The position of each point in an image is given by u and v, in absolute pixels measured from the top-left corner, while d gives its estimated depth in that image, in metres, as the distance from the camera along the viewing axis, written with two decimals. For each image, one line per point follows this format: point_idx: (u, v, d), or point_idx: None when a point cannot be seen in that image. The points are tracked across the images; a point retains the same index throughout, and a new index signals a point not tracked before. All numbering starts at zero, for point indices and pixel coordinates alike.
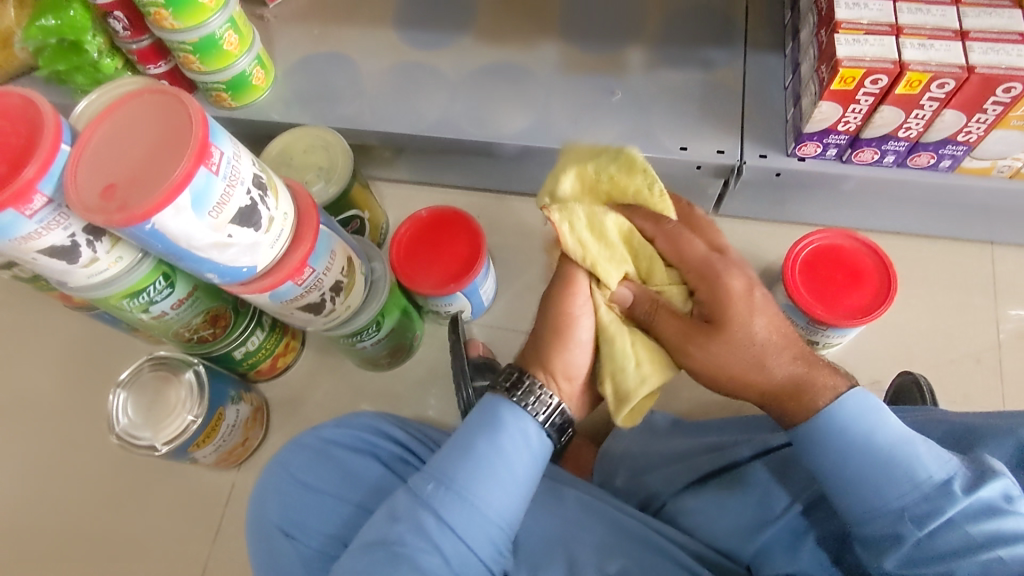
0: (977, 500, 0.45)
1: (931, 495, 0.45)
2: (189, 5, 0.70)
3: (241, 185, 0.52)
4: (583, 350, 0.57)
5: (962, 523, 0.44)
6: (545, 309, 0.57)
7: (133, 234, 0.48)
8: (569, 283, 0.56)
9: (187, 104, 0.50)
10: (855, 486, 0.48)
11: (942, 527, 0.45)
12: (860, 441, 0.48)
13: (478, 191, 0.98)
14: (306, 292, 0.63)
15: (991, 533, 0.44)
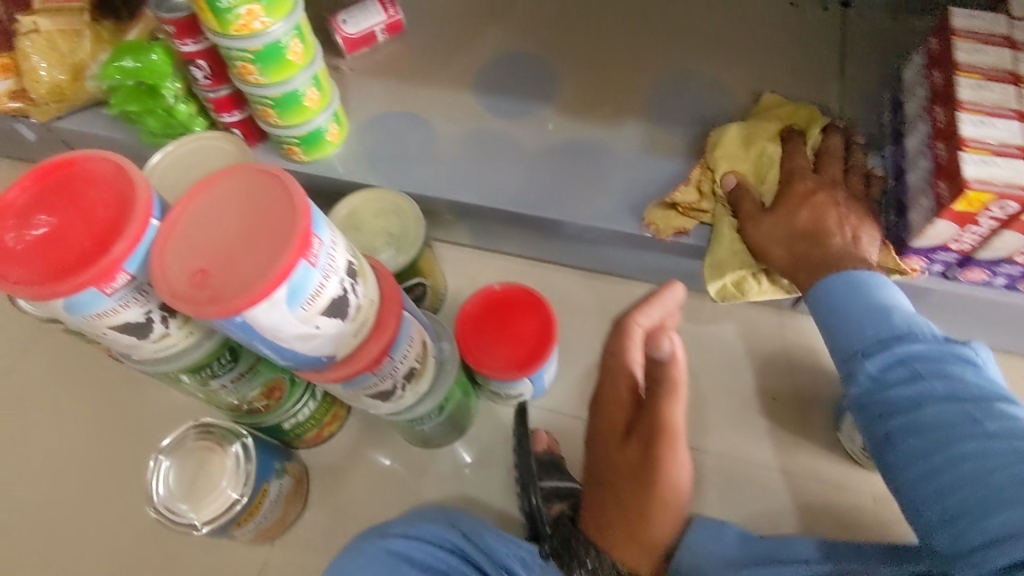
0: (925, 343, 0.55)
1: (886, 348, 0.56)
2: (277, 62, 0.67)
3: (336, 274, 0.48)
4: (670, 518, 0.62)
5: (916, 364, 0.55)
6: (651, 463, 0.59)
7: (220, 324, 0.44)
8: (673, 436, 0.59)
9: (289, 186, 0.45)
10: (837, 329, 0.60)
11: (899, 378, 0.55)
12: (840, 307, 0.60)
13: (540, 263, 0.94)
14: (380, 380, 0.58)
15: (958, 389, 0.53)
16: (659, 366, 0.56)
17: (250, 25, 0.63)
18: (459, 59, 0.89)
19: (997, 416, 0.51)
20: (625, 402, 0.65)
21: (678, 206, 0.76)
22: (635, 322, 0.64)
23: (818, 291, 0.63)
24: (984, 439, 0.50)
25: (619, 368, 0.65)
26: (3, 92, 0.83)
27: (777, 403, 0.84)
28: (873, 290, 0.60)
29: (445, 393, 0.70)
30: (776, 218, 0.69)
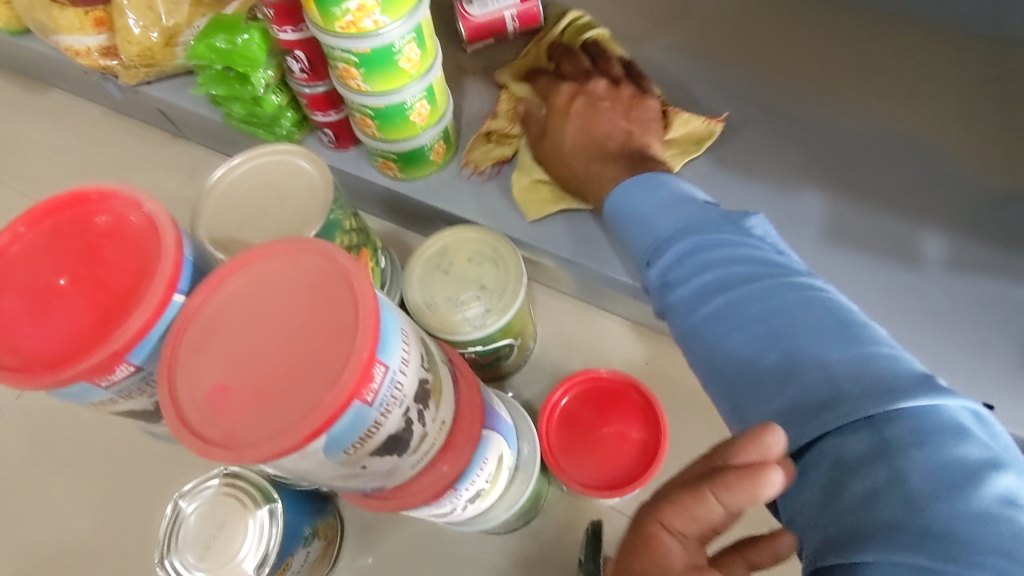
0: (709, 235, 0.48)
1: (671, 247, 0.49)
2: (387, 70, 0.55)
3: (400, 406, 0.35)
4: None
5: (696, 259, 0.47)
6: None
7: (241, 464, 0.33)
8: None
9: (355, 286, 0.33)
10: (631, 239, 0.54)
11: (681, 277, 0.47)
12: (630, 213, 0.55)
13: (650, 332, 0.77)
14: (438, 508, 0.46)
15: (734, 275, 0.45)
16: None
17: (360, 24, 0.51)
18: None
19: (759, 298, 0.42)
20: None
21: (492, 137, 0.71)
22: (660, 531, 0.33)
23: (612, 194, 0.57)
24: (749, 326, 0.41)
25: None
26: (93, 48, 0.75)
27: None
28: (660, 188, 0.55)
29: (516, 501, 0.57)
30: (552, 140, 0.67)
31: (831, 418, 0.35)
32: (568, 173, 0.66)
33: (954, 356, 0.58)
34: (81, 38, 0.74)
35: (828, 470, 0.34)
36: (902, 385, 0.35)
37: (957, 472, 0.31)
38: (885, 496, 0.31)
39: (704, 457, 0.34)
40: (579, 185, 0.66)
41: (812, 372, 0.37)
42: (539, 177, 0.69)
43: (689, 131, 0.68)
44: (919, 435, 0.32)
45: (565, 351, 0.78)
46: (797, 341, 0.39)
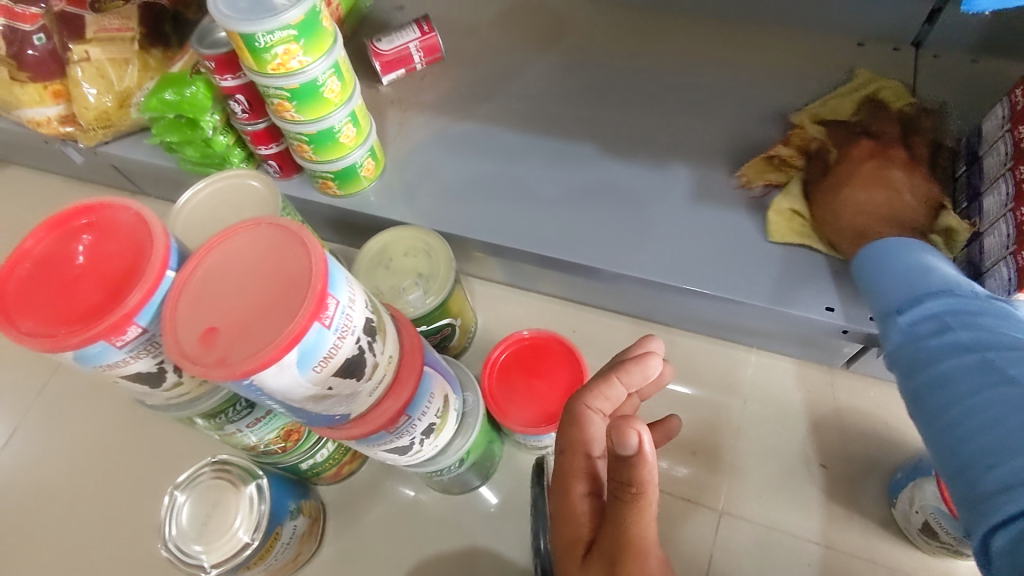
0: (965, 299, 0.54)
1: (922, 302, 0.55)
2: (314, 100, 0.67)
3: (352, 334, 0.46)
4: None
5: (949, 318, 0.53)
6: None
7: (234, 386, 0.43)
8: (645, 559, 0.44)
9: (307, 245, 0.44)
10: (880, 289, 0.60)
11: (930, 330, 0.53)
12: (887, 268, 0.60)
13: (575, 303, 0.90)
14: (397, 437, 0.56)
15: (978, 339, 0.50)
16: (624, 466, 0.43)
17: (287, 65, 0.63)
18: (503, 95, 0.88)
19: (1019, 362, 0.46)
20: (586, 513, 0.49)
21: (775, 160, 0.77)
22: (589, 410, 0.50)
23: (867, 249, 0.64)
24: (1006, 385, 0.45)
25: (576, 461, 0.49)
26: (53, 117, 0.85)
27: (824, 471, 0.78)
28: (913, 253, 0.60)
29: (467, 445, 0.67)
30: (831, 181, 0.72)
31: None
32: (825, 213, 0.71)
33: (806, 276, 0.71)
34: (42, 110, 0.84)
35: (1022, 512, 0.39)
36: None
37: None
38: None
39: (603, 367, 0.54)
40: (835, 228, 0.70)
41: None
42: (794, 209, 0.74)
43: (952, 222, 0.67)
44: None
45: (504, 329, 0.89)
46: None
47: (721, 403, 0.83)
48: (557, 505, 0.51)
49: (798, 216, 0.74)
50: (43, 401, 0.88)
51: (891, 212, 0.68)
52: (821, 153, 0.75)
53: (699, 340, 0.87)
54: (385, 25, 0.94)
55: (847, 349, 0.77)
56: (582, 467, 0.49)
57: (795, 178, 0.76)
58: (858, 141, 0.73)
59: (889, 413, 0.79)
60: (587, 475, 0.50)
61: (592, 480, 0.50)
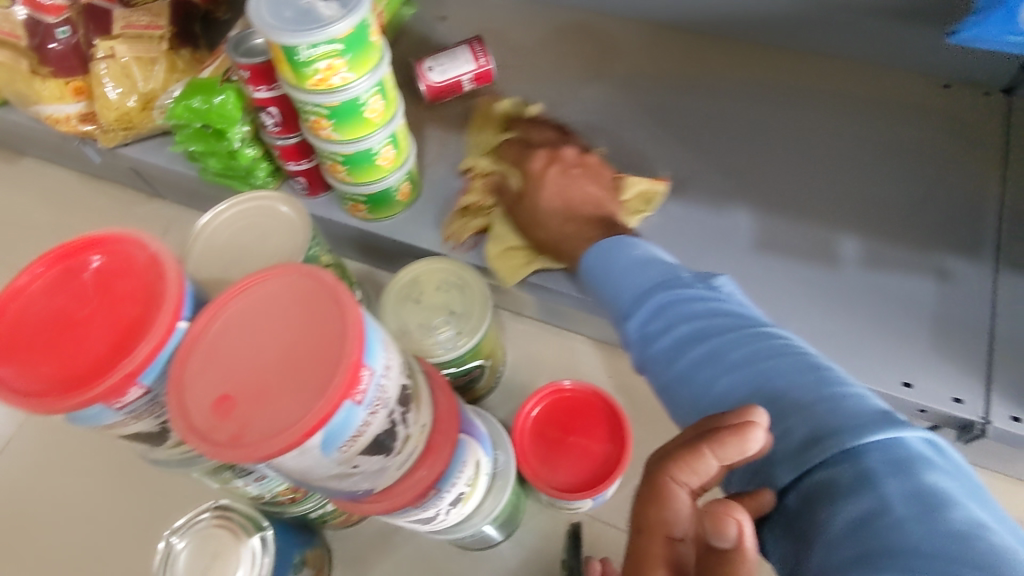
0: (681, 288, 0.50)
1: (645, 300, 0.51)
2: (353, 120, 0.61)
3: (385, 408, 0.40)
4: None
5: (671, 312, 0.49)
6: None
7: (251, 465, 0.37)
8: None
9: (339, 303, 0.38)
10: (605, 289, 0.56)
11: (660, 329, 0.49)
12: (603, 270, 0.57)
13: (613, 347, 0.83)
14: (423, 510, 0.50)
15: (702, 325, 0.47)
16: (721, 555, 0.34)
17: (328, 81, 0.57)
18: (549, 119, 0.81)
19: (739, 344, 0.44)
20: None
21: (469, 210, 0.75)
22: (673, 484, 0.39)
23: (587, 253, 0.59)
24: (734, 371, 0.43)
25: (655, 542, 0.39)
26: (72, 115, 0.80)
27: None
28: (627, 249, 0.57)
29: (496, 510, 0.61)
30: (524, 206, 0.71)
31: (846, 439, 0.36)
32: (540, 236, 0.70)
33: (876, 345, 0.64)
34: (61, 107, 0.79)
35: (806, 503, 0.36)
36: (873, 421, 0.36)
37: (928, 498, 0.32)
38: (871, 525, 0.32)
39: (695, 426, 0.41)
40: (555, 244, 0.68)
41: (796, 414, 0.39)
42: (513, 245, 0.72)
43: (647, 189, 0.73)
44: (897, 464, 0.34)
45: (534, 370, 0.82)
46: (779, 386, 0.41)
47: None
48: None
49: (520, 250, 0.72)
50: None
51: (595, 219, 0.67)
52: (501, 185, 0.74)
53: None
54: (426, 35, 0.88)
55: None
56: (662, 554, 0.38)
57: (493, 217, 0.74)
58: (535, 155, 0.73)
59: None
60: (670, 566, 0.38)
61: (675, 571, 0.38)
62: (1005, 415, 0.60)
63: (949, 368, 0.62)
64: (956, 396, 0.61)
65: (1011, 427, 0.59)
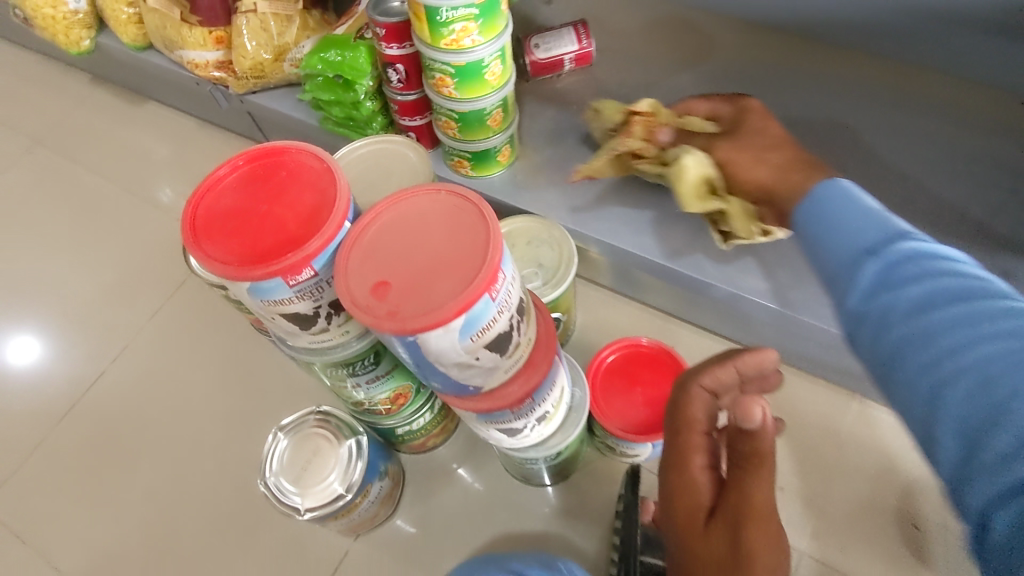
0: (924, 241, 0.42)
1: (885, 247, 0.43)
2: (474, 81, 0.68)
3: (508, 311, 0.47)
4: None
5: (923, 264, 0.40)
6: (746, 555, 0.46)
7: (385, 337, 0.44)
8: (760, 518, 0.48)
9: (487, 218, 0.45)
10: (821, 242, 0.48)
11: (913, 274, 0.40)
12: (831, 210, 0.48)
13: (677, 320, 0.87)
14: (514, 418, 0.56)
15: (943, 288, 0.38)
16: (745, 434, 0.49)
17: (460, 42, 0.64)
18: (638, 99, 0.86)
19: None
20: (703, 483, 0.52)
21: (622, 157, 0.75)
22: (699, 387, 0.58)
23: (808, 203, 0.51)
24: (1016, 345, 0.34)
25: (697, 436, 0.54)
26: (210, 61, 0.90)
27: (916, 534, 0.74)
28: (854, 200, 0.48)
29: (562, 444, 0.65)
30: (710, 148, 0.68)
31: None
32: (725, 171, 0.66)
33: None
34: (203, 53, 0.89)
35: None
36: None
37: None
38: None
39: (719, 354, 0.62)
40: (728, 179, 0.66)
41: None
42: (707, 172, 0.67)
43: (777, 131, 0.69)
44: None
45: (602, 333, 0.88)
46: None
47: (816, 447, 0.79)
48: (675, 478, 0.54)
49: (709, 181, 0.67)
50: (167, 327, 0.94)
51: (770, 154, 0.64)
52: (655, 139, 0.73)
53: (800, 378, 0.84)
54: (530, 16, 0.94)
55: None
56: (700, 443, 0.54)
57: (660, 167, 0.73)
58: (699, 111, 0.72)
59: None
60: (705, 452, 0.54)
61: (708, 455, 0.54)
62: None
63: None
64: None
65: None
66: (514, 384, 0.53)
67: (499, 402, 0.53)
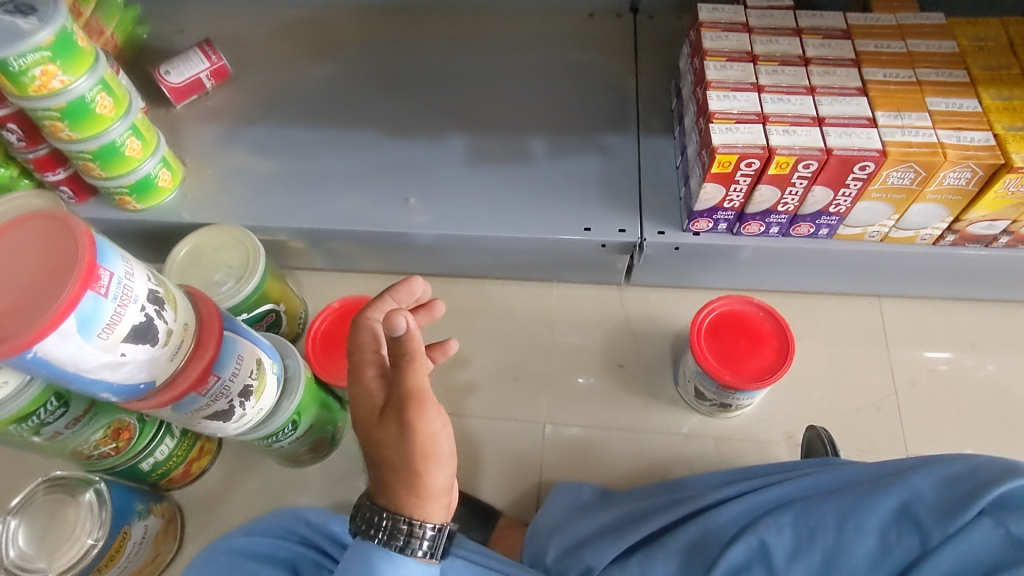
0: None
1: None
2: (86, 117, 0.71)
3: (134, 303, 0.51)
4: (446, 468, 0.52)
5: None
6: (407, 432, 0.50)
7: (6, 361, 0.47)
8: (421, 401, 0.51)
9: (73, 226, 0.49)
10: None
11: None
12: None
13: (395, 276, 0.96)
14: (211, 400, 0.61)
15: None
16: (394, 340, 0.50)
17: (49, 85, 0.67)
18: (285, 96, 0.92)
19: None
20: (376, 391, 0.54)
21: None
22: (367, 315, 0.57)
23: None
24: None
25: (368, 351, 0.55)
26: None
27: (624, 370, 0.90)
28: None
29: (294, 408, 0.72)
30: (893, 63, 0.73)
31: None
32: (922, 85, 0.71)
33: (568, 206, 0.82)
34: None
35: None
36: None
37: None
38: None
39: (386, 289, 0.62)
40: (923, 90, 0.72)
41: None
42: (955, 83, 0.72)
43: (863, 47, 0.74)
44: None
45: None
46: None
47: (536, 335, 0.92)
48: (355, 392, 0.56)
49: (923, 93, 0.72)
50: None
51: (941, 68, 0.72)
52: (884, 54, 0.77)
53: (510, 285, 0.96)
54: (164, 49, 0.97)
55: (619, 265, 0.88)
56: (370, 357, 0.55)
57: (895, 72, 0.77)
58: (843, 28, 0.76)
59: (669, 312, 0.92)
60: (379, 363, 0.55)
61: (380, 364, 0.55)
62: (653, 232, 0.80)
63: (618, 210, 0.82)
64: (621, 228, 0.81)
65: (658, 239, 0.80)
66: (188, 367, 0.58)
67: (181, 386, 0.57)
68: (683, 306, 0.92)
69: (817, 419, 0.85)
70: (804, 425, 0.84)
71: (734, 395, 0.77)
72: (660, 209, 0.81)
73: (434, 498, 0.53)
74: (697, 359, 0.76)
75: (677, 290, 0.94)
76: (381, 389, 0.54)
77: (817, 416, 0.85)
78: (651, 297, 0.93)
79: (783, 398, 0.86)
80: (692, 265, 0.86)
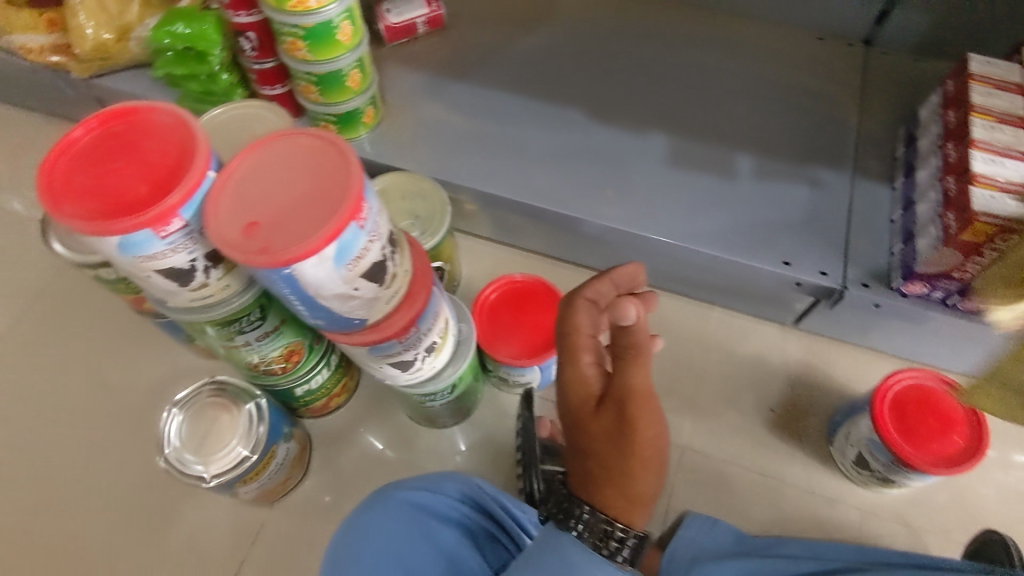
0: None
1: None
2: (327, 41, 0.71)
3: (379, 240, 0.51)
4: (655, 477, 0.52)
5: None
6: (630, 427, 0.50)
7: (260, 271, 0.47)
8: (645, 399, 0.51)
9: (346, 154, 0.48)
10: None
11: None
12: None
13: (555, 260, 0.94)
14: (403, 349, 0.60)
15: None
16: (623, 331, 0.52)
17: (306, 4, 0.66)
18: (492, 58, 0.91)
19: None
20: (592, 378, 0.54)
21: None
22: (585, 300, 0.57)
23: None
24: None
25: (583, 335, 0.55)
26: (45, 46, 0.86)
27: (774, 414, 0.85)
28: None
29: (456, 375, 0.71)
30: None
31: None
32: None
33: (767, 235, 0.78)
34: (35, 38, 0.85)
35: None
36: None
37: None
38: None
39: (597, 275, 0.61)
40: None
41: None
42: None
43: None
44: None
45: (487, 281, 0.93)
46: None
47: (688, 356, 0.89)
48: (566, 376, 0.55)
49: None
50: (46, 334, 0.90)
51: None
52: None
53: (669, 298, 0.92)
54: None
55: (798, 305, 0.83)
56: (587, 343, 0.55)
57: None
58: None
59: (833, 366, 0.87)
60: (592, 350, 0.55)
61: (594, 351, 0.56)
62: (857, 282, 0.75)
63: (821, 251, 0.77)
64: (822, 269, 0.76)
65: (861, 292, 0.75)
66: (398, 313, 0.57)
67: (388, 330, 0.57)
68: (849, 364, 0.87)
69: (979, 519, 0.78)
70: (963, 523, 0.78)
71: (908, 473, 0.72)
72: (868, 260, 0.76)
73: (641, 507, 0.52)
74: (877, 426, 0.71)
75: (846, 345, 0.88)
76: (597, 378, 0.54)
77: (980, 516, 0.78)
78: (816, 345, 0.88)
79: (944, 488, 0.80)
80: (879, 325, 0.81)
